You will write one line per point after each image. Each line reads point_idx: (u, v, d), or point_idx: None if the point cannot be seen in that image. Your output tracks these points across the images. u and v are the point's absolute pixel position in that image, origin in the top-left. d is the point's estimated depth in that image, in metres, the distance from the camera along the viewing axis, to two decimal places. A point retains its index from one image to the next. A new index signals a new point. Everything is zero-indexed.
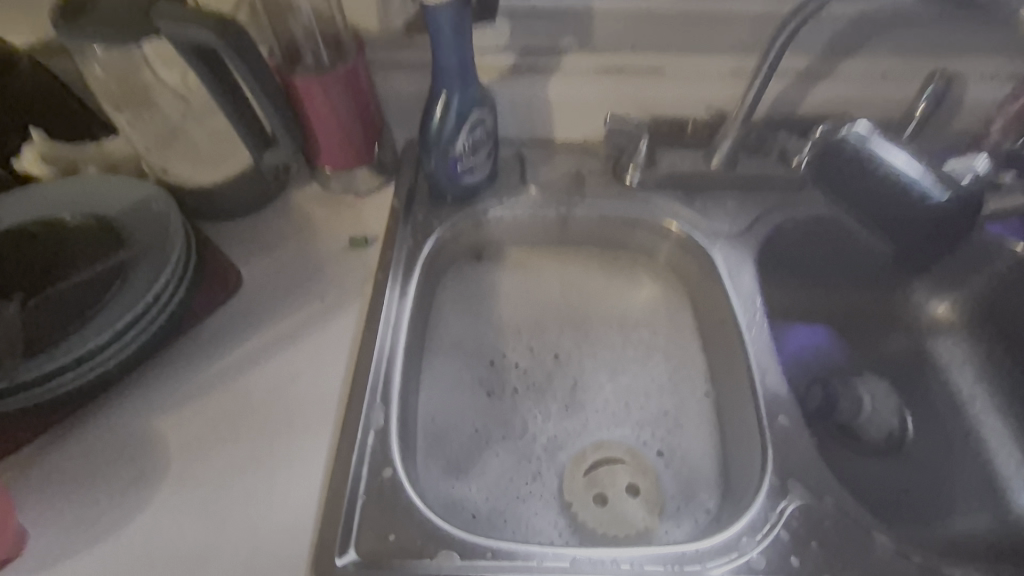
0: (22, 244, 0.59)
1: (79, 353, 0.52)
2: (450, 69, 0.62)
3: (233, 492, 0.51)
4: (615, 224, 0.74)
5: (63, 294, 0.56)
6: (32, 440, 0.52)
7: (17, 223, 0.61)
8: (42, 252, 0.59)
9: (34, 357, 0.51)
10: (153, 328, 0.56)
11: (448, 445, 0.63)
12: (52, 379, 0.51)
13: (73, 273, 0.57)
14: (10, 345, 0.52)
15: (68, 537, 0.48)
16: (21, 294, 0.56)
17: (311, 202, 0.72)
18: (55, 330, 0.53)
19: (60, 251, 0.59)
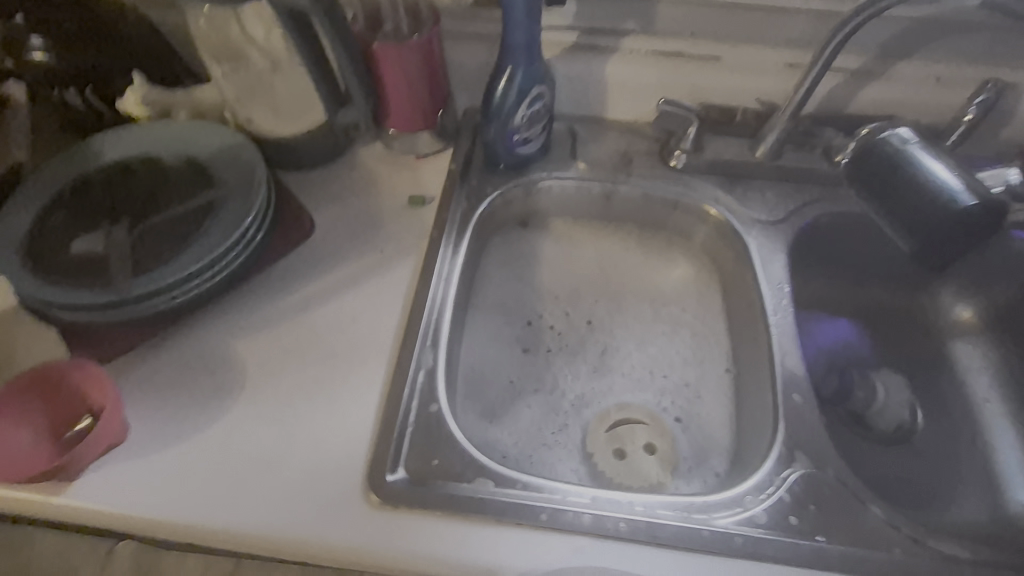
0: (125, 176, 0.66)
1: (176, 277, 0.59)
2: (518, 46, 0.67)
3: (300, 410, 0.58)
4: (657, 204, 0.78)
5: (161, 224, 0.63)
6: (133, 347, 0.60)
7: (120, 158, 0.67)
8: (141, 184, 0.66)
9: (138, 276, 0.59)
10: (237, 262, 0.62)
11: (486, 393, 0.70)
12: (153, 296, 0.58)
13: (169, 206, 0.64)
14: (117, 264, 0.59)
15: (163, 432, 0.56)
16: (125, 221, 0.63)
17: (375, 159, 0.78)
18: (156, 255, 0.60)
19: (158, 186, 0.66)
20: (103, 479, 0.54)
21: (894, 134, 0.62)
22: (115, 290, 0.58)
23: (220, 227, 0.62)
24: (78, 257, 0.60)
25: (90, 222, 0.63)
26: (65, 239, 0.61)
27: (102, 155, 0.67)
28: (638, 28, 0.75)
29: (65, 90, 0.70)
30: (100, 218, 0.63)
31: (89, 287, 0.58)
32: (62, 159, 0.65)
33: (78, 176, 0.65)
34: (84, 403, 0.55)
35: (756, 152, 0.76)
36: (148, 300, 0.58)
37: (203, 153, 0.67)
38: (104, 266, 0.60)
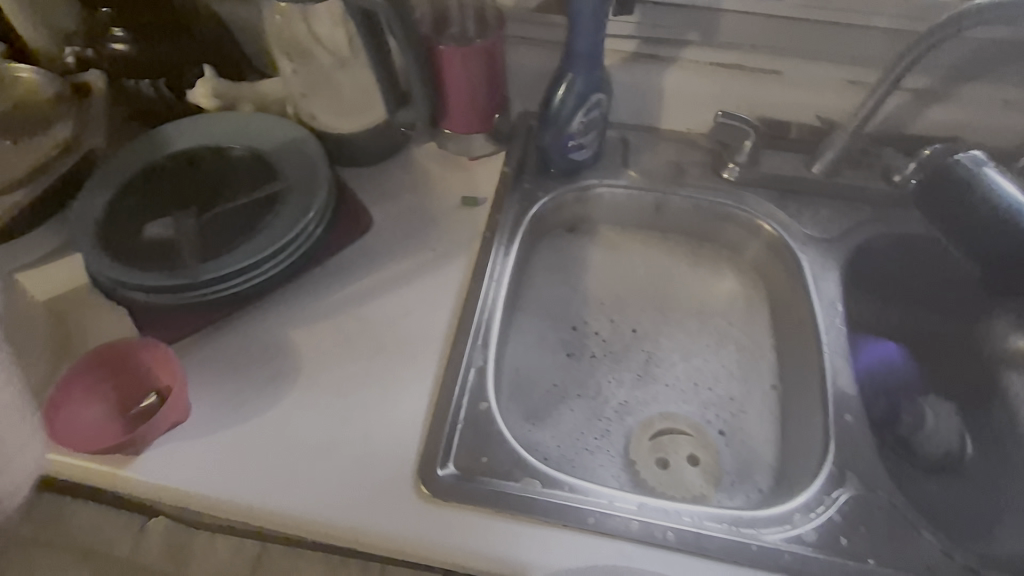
0: (195, 165, 0.68)
1: (241, 264, 0.61)
2: (581, 53, 0.67)
3: (353, 400, 0.59)
4: (707, 216, 0.78)
5: (228, 212, 0.65)
6: (199, 331, 0.62)
7: (189, 147, 0.69)
8: (210, 173, 0.68)
9: (207, 262, 0.61)
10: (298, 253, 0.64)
11: (529, 395, 0.70)
12: (220, 282, 0.60)
13: (235, 195, 0.66)
14: (186, 249, 0.62)
15: (224, 414, 0.58)
16: (195, 208, 0.65)
17: (430, 159, 0.79)
18: (224, 242, 0.62)
19: (225, 176, 0.68)
20: (166, 455, 0.56)
21: (966, 158, 0.61)
22: (184, 274, 0.60)
23: (284, 218, 0.64)
24: (151, 241, 0.62)
25: (161, 207, 0.65)
26: (138, 223, 0.63)
27: (173, 143, 0.69)
28: (698, 39, 0.75)
29: (138, 80, 0.72)
30: (170, 203, 0.66)
31: (161, 269, 0.60)
32: (137, 145, 0.68)
33: (151, 162, 0.67)
34: (145, 380, 0.57)
35: (811, 168, 0.76)
36: (215, 285, 0.60)
37: (270, 146, 0.69)
38: (175, 251, 0.62)
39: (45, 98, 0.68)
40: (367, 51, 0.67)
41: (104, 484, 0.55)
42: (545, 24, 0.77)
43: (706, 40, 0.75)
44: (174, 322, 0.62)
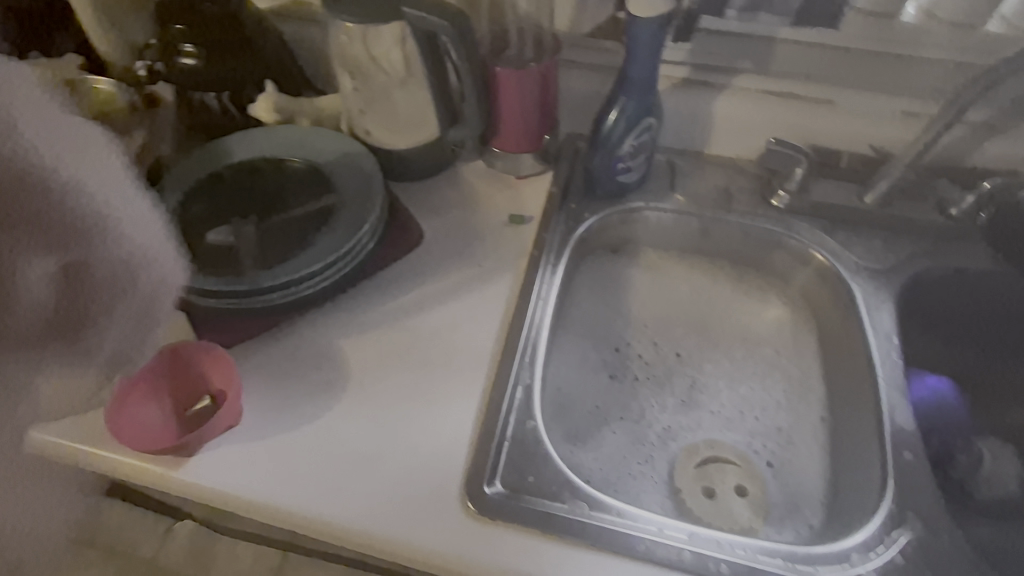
0: (253, 175, 0.70)
1: (297, 273, 0.62)
2: (637, 80, 0.67)
3: (399, 413, 0.59)
4: (753, 243, 0.78)
5: (284, 221, 0.66)
6: (253, 337, 0.63)
7: (248, 157, 0.71)
8: (268, 184, 0.70)
9: (264, 271, 0.62)
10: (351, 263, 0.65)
11: (572, 415, 0.70)
12: (276, 290, 0.61)
13: (292, 206, 0.68)
14: (244, 256, 0.63)
15: (274, 421, 0.59)
16: (253, 217, 0.67)
17: (477, 176, 0.80)
18: (280, 252, 0.64)
19: (283, 187, 0.69)
20: (218, 458, 0.56)
21: None
22: (241, 281, 0.61)
23: (339, 229, 0.65)
24: (212, 248, 0.64)
25: (219, 215, 0.66)
26: (198, 229, 0.65)
27: (232, 152, 0.71)
28: (752, 68, 0.75)
29: (205, 94, 0.74)
30: (229, 211, 0.67)
31: (219, 275, 0.61)
32: (199, 154, 0.70)
33: (212, 171, 0.69)
34: (203, 381, 0.58)
35: (863, 199, 0.75)
36: (271, 292, 0.61)
37: (326, 159, 0.71)
38: (233, 258, 0.63)
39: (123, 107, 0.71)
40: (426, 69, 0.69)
41: (157, 485, 0.56)
42: (597, 48, 0.77)
43: (759, 68, 0.75)
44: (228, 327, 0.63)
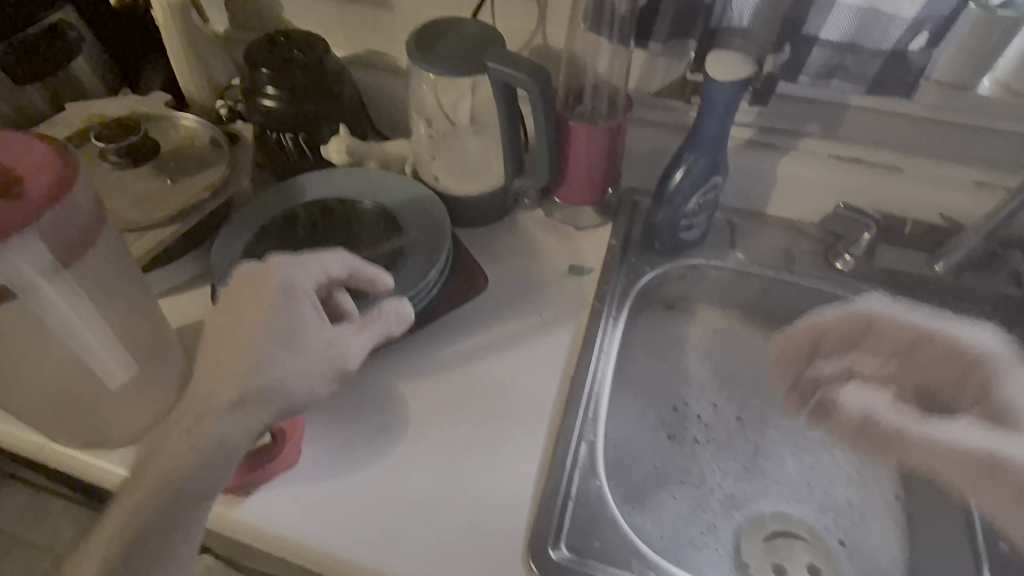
0: (324, 215, 0.71)
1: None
2: (708, 137, 0.68)
3: (459, 464, 0.58)
4: (817, 307, 0.77)
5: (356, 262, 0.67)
6: None
7: (320, 196, 0.72)
8: (339, 225, 0.71)
9: None
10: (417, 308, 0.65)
11: (630, 475, 0.67)
12: None
13: (363, 248, 0.69)
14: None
15: (332, 465, 0.57)
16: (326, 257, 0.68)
17: (536, 225, 0.80)
18: None
19: (352, 227, 0.71)
20: (274, 500, 0.55)
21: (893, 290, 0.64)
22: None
23: (407, 274, 0.65)
24: None
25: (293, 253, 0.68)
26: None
27: (306, 192, 0.72)
28: (819, 131, 0.75)
29: (281, 134, 0.76)
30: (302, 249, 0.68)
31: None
32: (273, 194, 0.71)
33: (287, 210, 0.71)
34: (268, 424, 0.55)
35: (933, 268, 0.74)
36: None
37: (395, 202, 0.72)
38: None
39: (205, 142, 0.73)
40: (500, 121, 0.70)
41: (216, 526, 0.55)
42: (663, 107, 0.77)
43: (827, 134, 0.75)
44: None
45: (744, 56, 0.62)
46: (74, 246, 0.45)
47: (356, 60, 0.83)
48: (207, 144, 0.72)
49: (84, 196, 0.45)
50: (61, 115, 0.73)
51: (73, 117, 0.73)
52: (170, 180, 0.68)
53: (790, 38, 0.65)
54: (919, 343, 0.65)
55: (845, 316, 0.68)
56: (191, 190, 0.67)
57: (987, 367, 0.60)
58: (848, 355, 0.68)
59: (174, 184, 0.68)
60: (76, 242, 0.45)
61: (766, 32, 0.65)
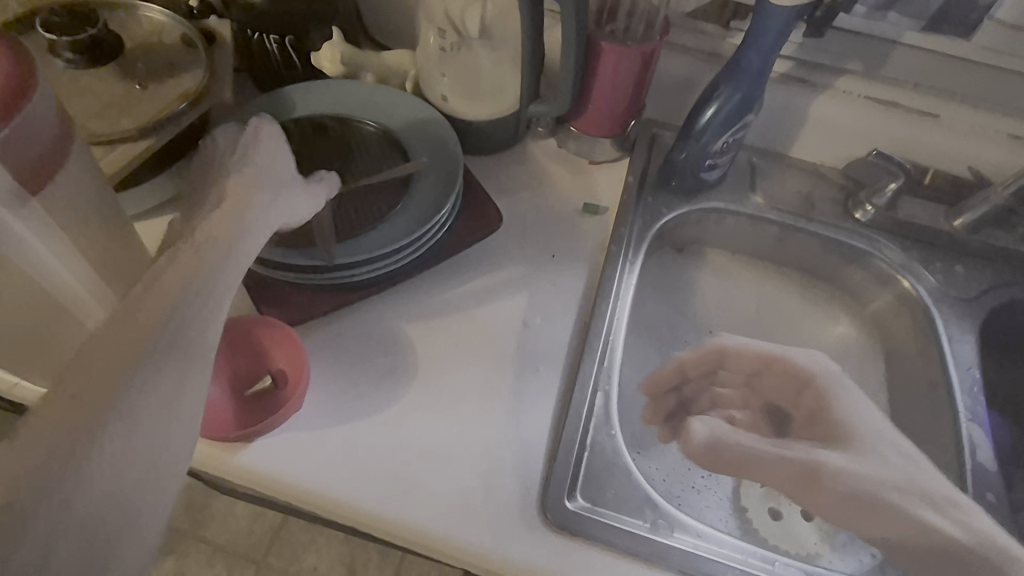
0: (317, 136, 0.63)
1: (371, 252, 0.56)
2: (750, 71, 0.62)
3: (472, 412, 0.56)
4: (832, 257, 0.75)
5: (358, 190, 0.60)
6: (327, 313, 0.59)
7: (314, 114, 0.64)
8: (333, 146, 0.63)
9: (343, 243, 0.56)
10: (425, 247, 0.60)
11: (636, 422, 0.68)
12: (347, 270, 0.56)
13: (365, 174, 0.62)
14: (317, 225, 0.56)
15: (342, 411, 0.55)
16: None
17: (548, 157, 0.74)
18: (359, 222, 0.58)
19: (350, 150, 0.63)
20: (281, 445, 0.52)
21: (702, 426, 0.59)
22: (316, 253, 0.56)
23: (414, 210, 0.59)
24: None
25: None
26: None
27: (297, 107, 0.64)
28: (860, 69, 0.70)
29: (266, 36, 0.66)
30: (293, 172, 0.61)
31: (288, 244, 0.56)
32: (258, 106, 0.63)
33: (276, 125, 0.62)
34: (266, 361, 0.54)
35: (952, 222, 0.73)
36: (346, 270, 0.56)
37: (398, 124, 0.65)
38: (304, 227, 0.57)
39: (175, 41, 0.62)
40: (522, 36, 0.62)
41: (218, 470, 0.52)
42: (696, 31, 0.70)
43: (868, 73, 0.70)
44: (294, 302, 0.58)
45: None
46: (39, 165, 0.38)
47: None
48: (178, 44, 0.62)
49: (49, 112, 0.37)
50: None
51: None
52: (139, 86, 0.59)
53: None
54: (767, 370, 0.66)
55: (699, 351, 0.68)
56: (162, 98, 0.58)
57: (821, 385, 0.61)
58: (713, 382, 0.68)
59: (144, 91, 0.58)
60: (40, 161, 0.38)
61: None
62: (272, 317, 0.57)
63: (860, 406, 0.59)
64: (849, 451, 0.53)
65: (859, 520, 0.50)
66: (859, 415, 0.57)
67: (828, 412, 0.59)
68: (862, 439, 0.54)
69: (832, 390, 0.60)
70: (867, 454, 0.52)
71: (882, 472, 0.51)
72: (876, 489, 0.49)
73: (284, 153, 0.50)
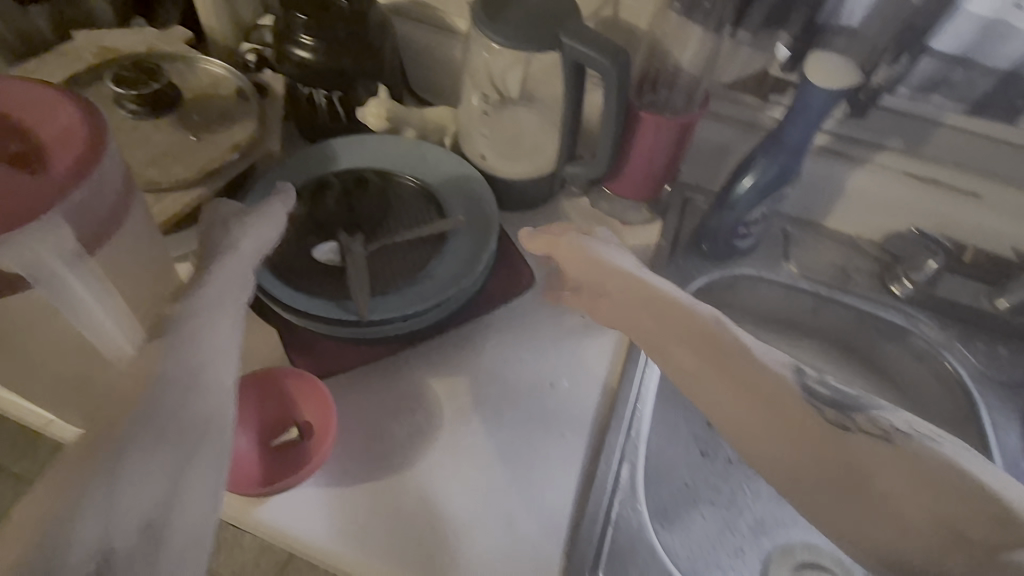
0: (357, 188, 0.64)
1: (404, 308, 0.56)
2: (790, 145, 0.62)
3: (494, 473, 0.55)
4: (869, 332, 0.74)
5: (394, 244, 0.60)
6: (358, 366, 0.59)
7: (357, 166, 0.66)
8: (374, 198, 0.64)
9: (378, 297, 0.57)
10: (458, 304, 0.60)
11: (662, 491, 0.65)
12: (380, 324, 0.56)
13: (401, 228, 0.62)
14: (354, 278, 0.57)
15: (365, 468, 0.54)
16: (361, 235, 0.61)
17: (580, 215, 0.74)
18: (393, 276, 0.59)
19: (389, 203, 0.64)
20: (300, 500, 0.52)
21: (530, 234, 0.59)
22: (351, 307, 0.56)
23: (447, 267, 0.60)
24: (319, 266, 0.58)
25: (324, 226, 0.61)
26: (304, 245, 0.59)
27: (340, 160, 0.66)
28: (901, 147, 0.68)
29: (315, 91, 0.69)
30: (333, 223, 0.62)
31: (323, 297, 0.56)
32: (304, 157, 0.65)
33: (319, 177, 0.64)
34: (294, 412, 0.53)
35: (995, 303, 0.71)
36: (379, 325, 0.56)
37: (436, 179, 0.66)
38: (342, 280, 0.58)
39: (229, 94, 0.65)
40: (564, 102, 0.63)
41: (237, 521, 0.51)
42: (735, 102, 0.70)
43: (909, 149, 0.69)
44: (326, 354, 0.59)
45: (850, 62, 0.56)
46: (98, 230, 0.37)
47: (399, 12, 0.75)
48: (231, 96, 0.65)
49: (116, 175, 0.38)
50: (69, 46, 0.66)
51: (82, 49, 0.66)
52: (193, 136, 0.61)
53: (910, 47, 0.62)
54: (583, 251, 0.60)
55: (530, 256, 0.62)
56: (215, 149, 0.61)
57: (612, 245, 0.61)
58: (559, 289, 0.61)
59: (198, 141, 0.61)
60: (100, 229, 0.37)
61: (884, 36, 0.62)
62: (303, 366, 0.57)
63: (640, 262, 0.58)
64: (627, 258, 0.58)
65: (757, 433, 0.44)
66: (614, 260, 0.56)
67: (595, 268, 0.56)
68: (628, 287, 0.54)
69: (598, 258, 0.56)
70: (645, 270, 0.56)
71: (702, 348, 0.48)
72: (736, 375, 0.47)
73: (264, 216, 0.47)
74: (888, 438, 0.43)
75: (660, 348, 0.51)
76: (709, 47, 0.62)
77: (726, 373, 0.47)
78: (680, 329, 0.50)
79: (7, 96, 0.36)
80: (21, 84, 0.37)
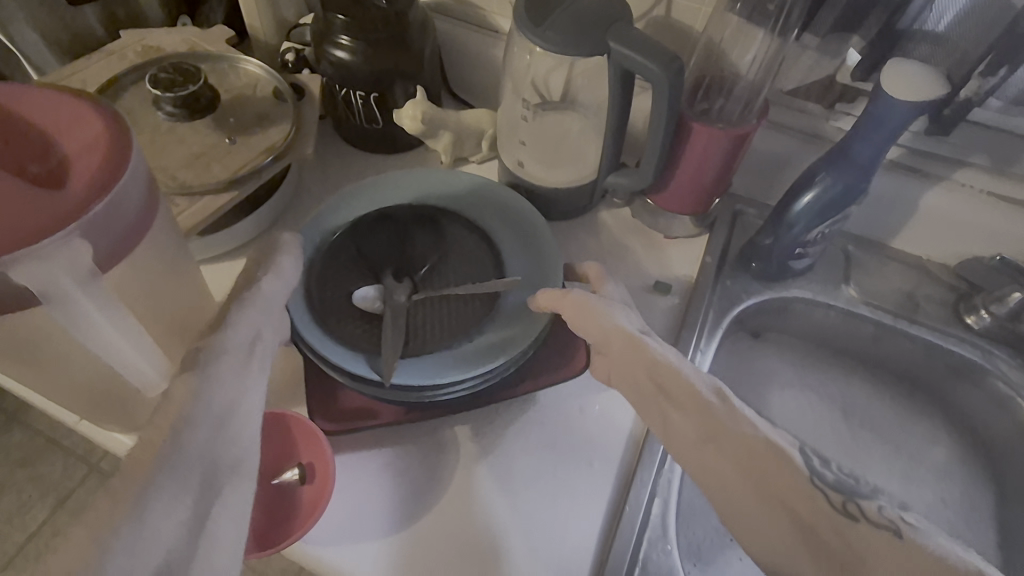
0: (412, 227, 0.62)
1: (442, 377, 0.53)
2: (858, 161, 0.56)
3: (521, 502, 0.53)
4: (938, 367, 0.68)
5: (440, 296, 0.58)
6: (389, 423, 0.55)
7: (396, 205, 0.63)
8: (426, 237, 0.62)
9: (422, 359, 0.54)
10: (503, 373, 0.55)
11: (696, 528, 0.62)
12: (432, 390, 0.53)
13: (452, 280, 0.60)
14: (389, 328, 0.55)
15: (377, 489, 0.53)
16: (408, 282, 0.58)
17: (621, 226, 0.70)
18: (442, 338, 0.56)
19: (441, 246, 0.62)
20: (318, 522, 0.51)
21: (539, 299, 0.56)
22: (379, 366, 0.53)
23: (489, 334, 0.56)
24: (360, 313, 0.56)
25: (372, 263, 0.60)
26: (343, 288, 0.58)
27: (393, 193, 0.64)
28: (988, 164, 0.61)
29: (353, 92, 0.67)
30: (382, 266, 0.60)
31: (357, 348, 0.54)
32: (362, 193, 0.64)
33: (381, 211, 0.62)
34: (293, 450, 0.51)
35: None
36: (427, 391, 0.53)
37: (463, 188, 0.65)
38: (378, 330, 0.56)
39: (266, 94, 0.65)
40: (609, 110, 0.59)
41: None
42: (797, 109, 0.64)
43: (998, 167, 0.61)
44: (349, 408, 0.55)
45: (933, 71, 0.50)
46: (116, 244, 0.36)
47: (440, 7, 0.73)
48: (268, 97, 0.64)
49: (138, 189, 0.37)
50: (116, 44, 0.66)
51: (129, 48, 0.66)
52: (227, 140, 0.60)
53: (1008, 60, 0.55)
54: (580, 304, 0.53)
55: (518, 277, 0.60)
56: (248, 152, 0.60)
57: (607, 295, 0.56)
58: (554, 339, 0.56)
59: (232, 144, 0.60)
60: (119, 243, 0.36)
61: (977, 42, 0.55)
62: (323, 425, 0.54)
63: (632, 318, 0.52)
64: (622, 310, 0.52)
65: None
66: (614, 314, 0.50)
67: (588, 313, 0.50)
68: (624, 340, 0.48)
69: (588, 303, 0.51)
70: (634, 322, 0.51)
71: (692, 408, 0.42)
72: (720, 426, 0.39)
73: (281, 245, 0.48)
74: (900, 529, 0.34)
75: (654, 402, 0.45)
76: (771, 52, 0.57)
77: (715, 441, 0.40)
78: (661, 380, 0.45)
79: (38, 107, 0.35)
80: (53, 95, 0.36)
